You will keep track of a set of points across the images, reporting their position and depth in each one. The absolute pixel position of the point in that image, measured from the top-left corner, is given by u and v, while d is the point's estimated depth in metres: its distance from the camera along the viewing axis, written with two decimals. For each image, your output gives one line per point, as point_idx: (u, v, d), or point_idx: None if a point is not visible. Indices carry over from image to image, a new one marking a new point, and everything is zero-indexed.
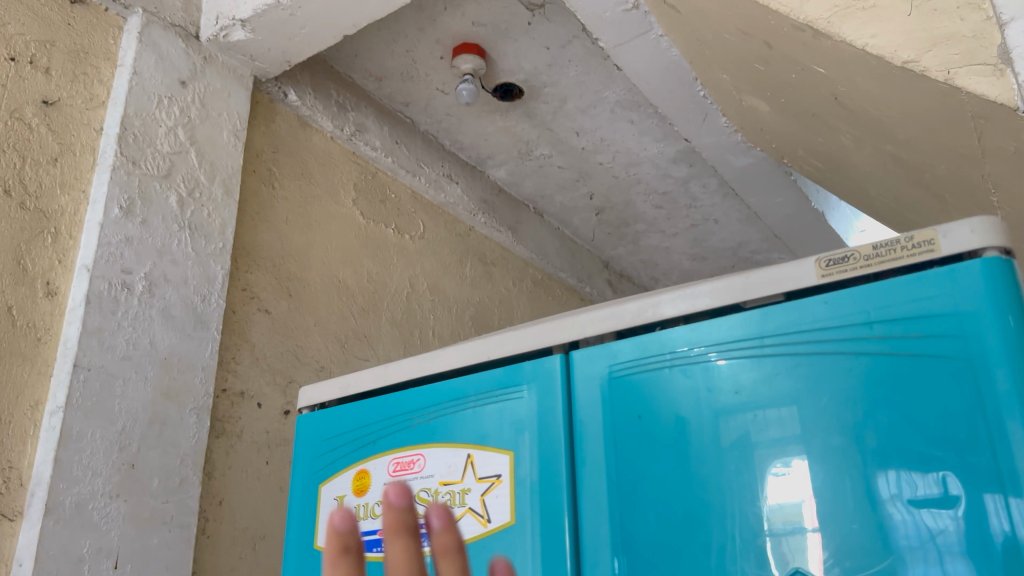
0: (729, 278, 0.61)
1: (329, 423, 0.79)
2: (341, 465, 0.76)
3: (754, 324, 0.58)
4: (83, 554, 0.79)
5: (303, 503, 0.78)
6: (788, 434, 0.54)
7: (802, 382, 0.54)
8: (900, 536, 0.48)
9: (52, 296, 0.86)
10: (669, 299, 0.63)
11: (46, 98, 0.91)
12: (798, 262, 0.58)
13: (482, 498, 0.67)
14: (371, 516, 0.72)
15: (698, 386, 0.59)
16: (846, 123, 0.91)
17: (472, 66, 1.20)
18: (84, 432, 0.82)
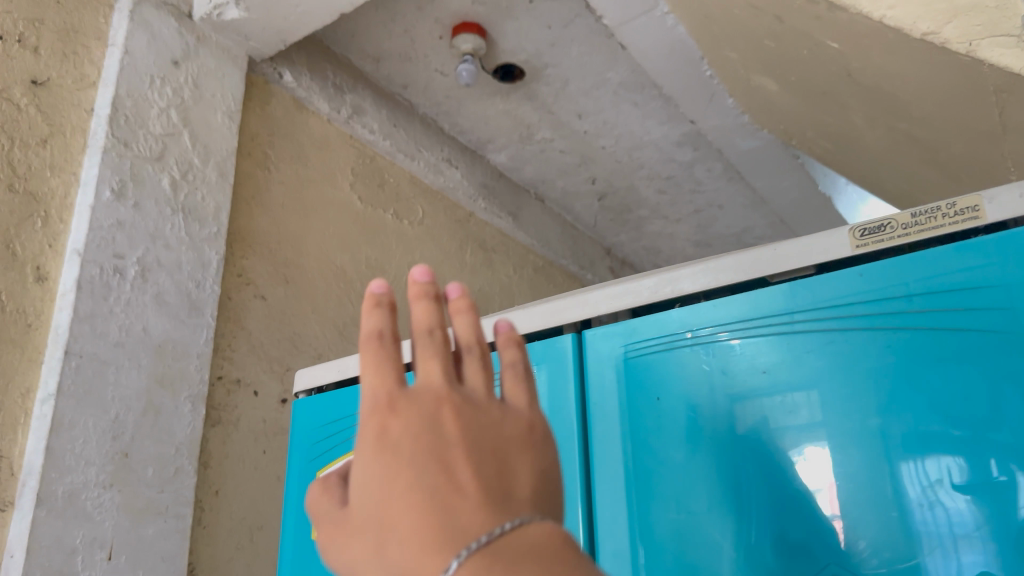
0: (754, 251, 0.58)
1: (328, 408, 0.76)
2: (338, 453, 0.73)
3: (782, 299, 0.55)
4: (77, 545, 0.77)
5: (301, 489, 0.75)
6: (815, 413, 0.52)
7: (831, 360, 0.52)
8: (919, 524, 0.46)
9: (42, 281, 0.84)
10: (690, 275, 0.61)
11: (35, 78, 0.89)
12: (829, 232, 0.55)
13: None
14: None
15: (721, 365, 0.56)
16: (859, 100, 0.89)
17: (473, 46, 1.18)
18: (77, 420, 0.80)
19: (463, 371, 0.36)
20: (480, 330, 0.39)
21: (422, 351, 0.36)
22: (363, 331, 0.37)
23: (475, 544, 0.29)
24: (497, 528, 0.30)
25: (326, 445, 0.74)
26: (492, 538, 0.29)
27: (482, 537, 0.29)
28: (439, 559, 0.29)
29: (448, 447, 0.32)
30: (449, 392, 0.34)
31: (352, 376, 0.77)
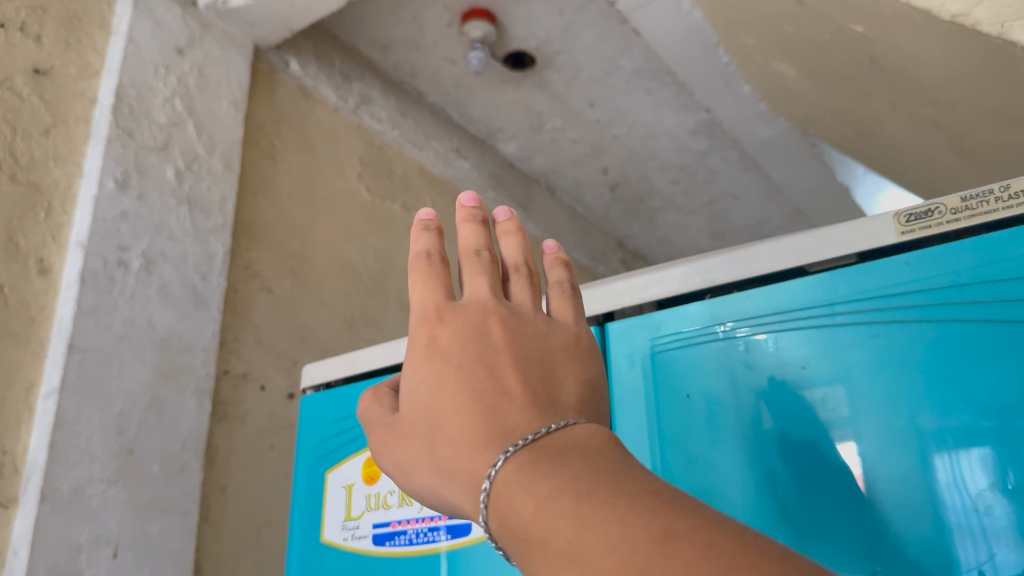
0: (790, 239, 0.56)
1: (336, 405, 0.73)
2: (348, 452, 0.71)
3: (821, 289, 0.53)
4: (81, 542, 0.76)
5: (309, 489, 0.73)
6: (856, 410, 0.49)
7: (874, 354, 0.49)
8: (962, 530, 0.43)
9: (45, 274, 0.82)
10: (721, 264, 0.58)
11: (37, 66, 0.87)
12: (873, 218, 0.52)
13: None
14: (382, 507, 0.66)
15: (754, 360, 0.54)
16: (882, 85, 0.86)
17: (483, 33, 1.15)
18: (80, 416, 0.78)
19: (501, 283, 0.47)
20: (522, 251, 0.50)
21: (464, 266, 0.47)
22: (413, 253, 0.48)
23: (519, 443, 0.34)
24: (542, 429, 0.35)
25: (335, 443, 0.72)
26: (535, 438, 0.34)
27: (527, 438, 0.34)
28: (487, 456, 0.34)
29: (495, 356, 0.39)
30: (496, 305, 0.43)
31: (361, 371, 0.74)
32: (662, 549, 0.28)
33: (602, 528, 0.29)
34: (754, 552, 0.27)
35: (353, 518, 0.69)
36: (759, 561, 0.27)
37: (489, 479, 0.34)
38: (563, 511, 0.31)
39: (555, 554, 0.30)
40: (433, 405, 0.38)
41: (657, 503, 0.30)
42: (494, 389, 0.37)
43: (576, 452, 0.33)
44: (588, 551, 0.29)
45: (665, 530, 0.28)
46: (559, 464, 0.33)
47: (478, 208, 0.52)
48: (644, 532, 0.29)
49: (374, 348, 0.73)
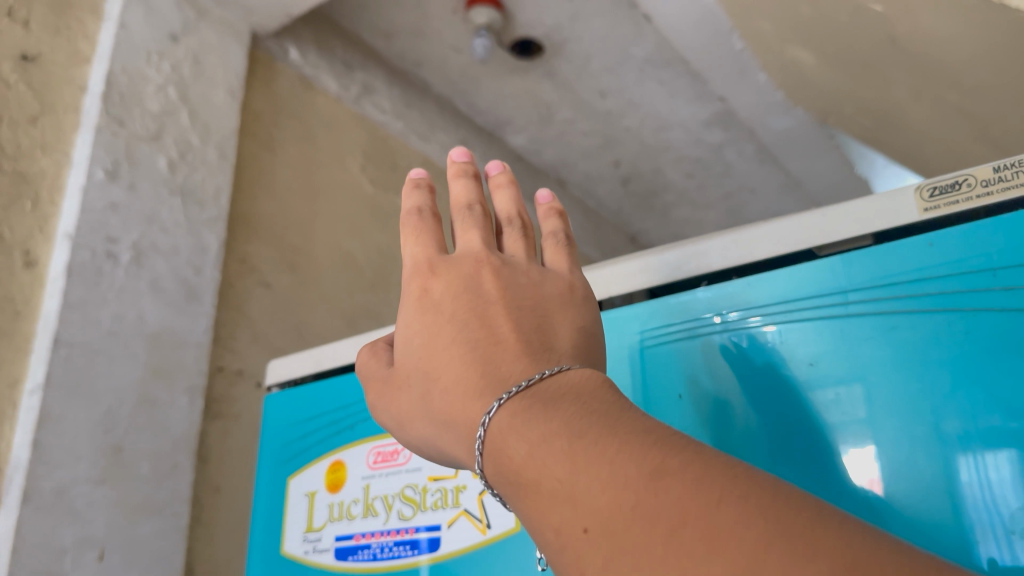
0: (797, 218, 0.50)
1: (302, 403, 0.67)
2: (312, 456, 0.65)
3: (833, 275, 0.47)
4: (66, 544, 0.73)
5: (269, 498, 0.67)
6: (873, 413, 0.43)
7: (892, 349, 0.43)
8: (987, 543, 0.38)
9: (31, 267, 0.79)
10: (719, 248, 0.53)
11: (25, 53, 0.84)
12: (891, 193, 0.47)
13: (479, 497, 0.53)
14: (346, 518, 0.61)
15: (756, 354, 0.48)
16: (903, 70, 0.82)
17: (487, 19, 1.11)
18: (66, 413, 0.75)
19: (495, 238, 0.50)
20: (518, 205, 0.53)
21: (457, 222, 0.50)
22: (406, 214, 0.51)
23: (513, 389, 0.34)
24: (535, 375, 0.35)
25: (300, 447, 0.66)
26: (530, 381, 0.34)
27: (521, 381, 0.35)
28: (481, 403, 0.35)
29: (487, 305, 0.41)
30: (488, 257, 0.45)
31: (328, 368, 0.68)
32: (650, 480, 0.27)
33: (590, 461, 0.29)
34: (743, 480, 0.27)
35: (313, 530, 0.63)
36: (747, 488, 0.26)
37: (483, 425, 0.34)
38: (555, 453, 0.30)
39: (545, 492, 0.30)
40: (428, 360, 0.40)
41: (645, 437, 0.29)
42: (486, 338, 0.38)
43: (569, 396, 0.33)
44: (577, 485, 0.29)
45: (656, 462, 0.28)
46: (551, 406, 0.32)
47: (469, 161, 0.55)
48: (631, 463, 0.28)
49: (342, 342, 0.67)
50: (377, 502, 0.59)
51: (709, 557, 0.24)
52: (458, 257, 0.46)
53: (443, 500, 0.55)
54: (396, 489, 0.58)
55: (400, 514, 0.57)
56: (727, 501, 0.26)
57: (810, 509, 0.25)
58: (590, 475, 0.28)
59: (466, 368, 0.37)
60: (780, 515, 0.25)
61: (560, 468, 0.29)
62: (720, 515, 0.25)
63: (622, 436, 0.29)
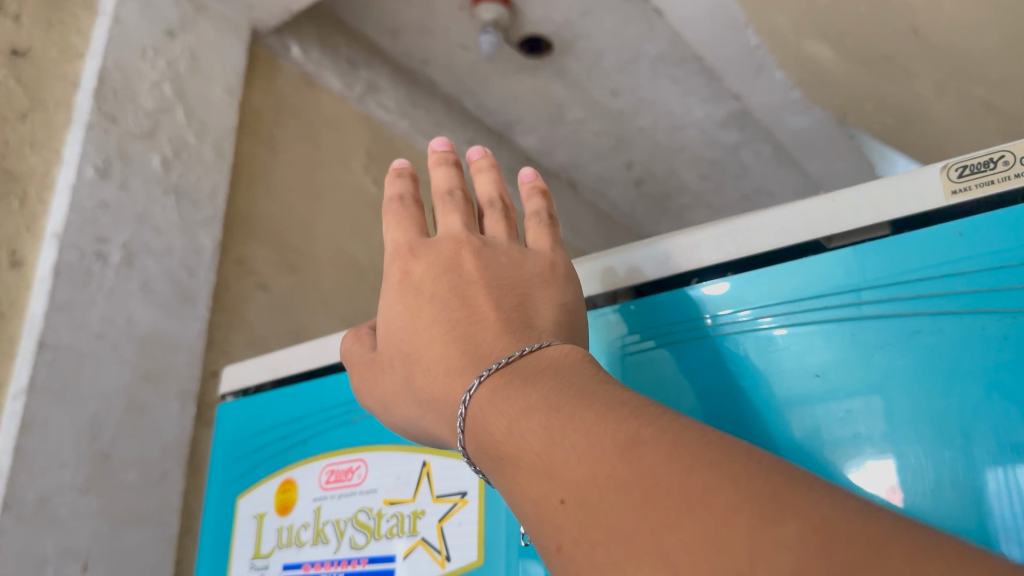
0: (801, 203, 0.44)
1: (255, 415, 0.63)
2: (262, 474, 0.60)
3: (845, 272, 0.41)
4: (47, 555, 0.70)
5: (217, 519, 0.62)
6: (890, 427, 0.38)
7: (914, 358, 0.38)
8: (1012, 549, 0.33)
9: (18, 267, 0.76)
10: (713, 240, 0.47)
11: (15, 48, 0.81)
12: (912, 173, 0.41)
13: (438, 525, 0.49)
14: (295, 544, 0.56)
15: (758, 360, 0.43)
16: (925, 63, 0.79)
17: (495, 16, 1.08)
18: (50, 419, 0.72)
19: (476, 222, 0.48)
20: (500, 187, 0.51)
21: (438, 209, 0.48)
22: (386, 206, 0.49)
23: (492, 366, 0.35)
24: (515, 352, 0.35)
25: (250, 463, 0.61)
26: (509, 357, 0.35)
27: (502, 357, 0.35)
28: (462, 380, 0.36)
29: (467, 285, 0.41)
30: (468, 237, 0.44)
31: (285, 376, 0.63)
32: (626, 450, 0.28)
33: (566, 436, 0.29)
34: (715, 447, 0.27)
35: (261, 556, 0.58)
36: (718, 454, 0.27)
37: (464, 402, 0.34)
38: (534, 428, 0.30)
39: (524, 467, 0.30)
40: (410, 338, 0.41)
41: (619, 409, 0.30)
42: (464, 314, 0.39)
43: (548, 372, 0.34)
44: (554, 459, 0.29)
45: (631, 433, 0.28)
46: (530, 383, 0.33)
47: (449, 149, 0.53)
48: (606, 435, 0.28)
49: (300, 348, 0.62)
50: (328, 528, 0.54)
51: (681, 524, 0.25)
52: (438, 239, 0.45)
53: (398, 527, 0.51)
54: (349, 513, 0.53)
55: (351, 542, 0.52)
56: (699, 470, 0.26)
57: (776, 475, 0.26)
58: (566, 447, 0.29)
59: (445, 341, 0.38)
60: (748, 480, 0.25)
61: (537, 442, 0.30)
62: (692, 482, 0.26)
63: (597, 409, 0.30)
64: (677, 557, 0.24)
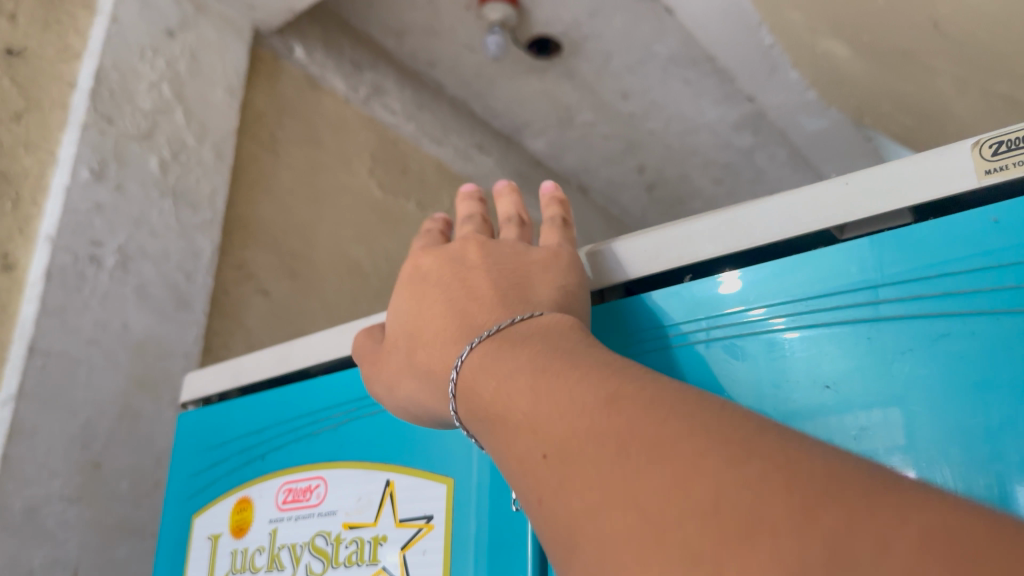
0: (809, 189, 0.40)
1: (214, 427, 0.60)
2: (219, 492, 0.57)
3: (862, 269, 0.38)
4: (34, 567, 0.67)
5: (172, 538, 0.59)
6: (910, 439, 0.34)
7: (938, 365, 0.35)
8: None
9: (9, 270, 0.74)
10: (710, 231, 0.43)
11: (10, 47, 0.80)
12: (939, 152, 0.37)
13: (401, 553, 0.46)
14: (249, 569, 0.53)
15: (764, 364, 0.39)
16: (945, 59, 0.76)
17: (502, 15, 1.06)
18: (39, 427, 0.70)
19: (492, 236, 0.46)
20: (518, 203, 0.49)
21: (457, 231, 0.47)
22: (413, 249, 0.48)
23: (485, 334, 0.34)
24: (508, 320, 0.34)
25: (206, 479, 0.59)
26: (503, 323, 0.34)
27: (494, 324, 0.34)
28: (455, 348, 0.35)
29: (469, 269, 0.39)
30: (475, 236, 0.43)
31: (248, 383, 0.62)
32: (607, 404, 0.26)
33: (551, 395, 0.28)
34: (696, 403, 0.26)
35: None
36: (696, 408, 0.25)
37: (456, 368, 0.34)
38: (521, 388, 0.30)
39: (511, 427, 0.29)
40: (414, 320, 0.39)
41: (606, 371, 0.28)
42: (464, 292, 0.38)
43: (539, 336, 0.33)
44: (539, 416, 0.28)
45: (616, 388, 0.27)
46: (524, 346, 0.32)
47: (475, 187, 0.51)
48: (590, 392, 0.27)
49: (263, 354, 0.61)
50: (284, 553, 0.51)
51: (650, 468, 0.24)
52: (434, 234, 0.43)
53: (357, 555, 0.47)
54: (306, 537, 0.50)
55: (308, 570, 0.49)
56: (676, 420, 0.25)
57: (758, 425, 0.24)
58: (552, 402, 0.28)
59: (449, 316, 0.37)
60: (719, 426, 0.24)
61: (524, 403, 0.29)
62: (669, 428, 0.25)
63: (587, 370, 0.29)
64: (644, 497, 0.23)
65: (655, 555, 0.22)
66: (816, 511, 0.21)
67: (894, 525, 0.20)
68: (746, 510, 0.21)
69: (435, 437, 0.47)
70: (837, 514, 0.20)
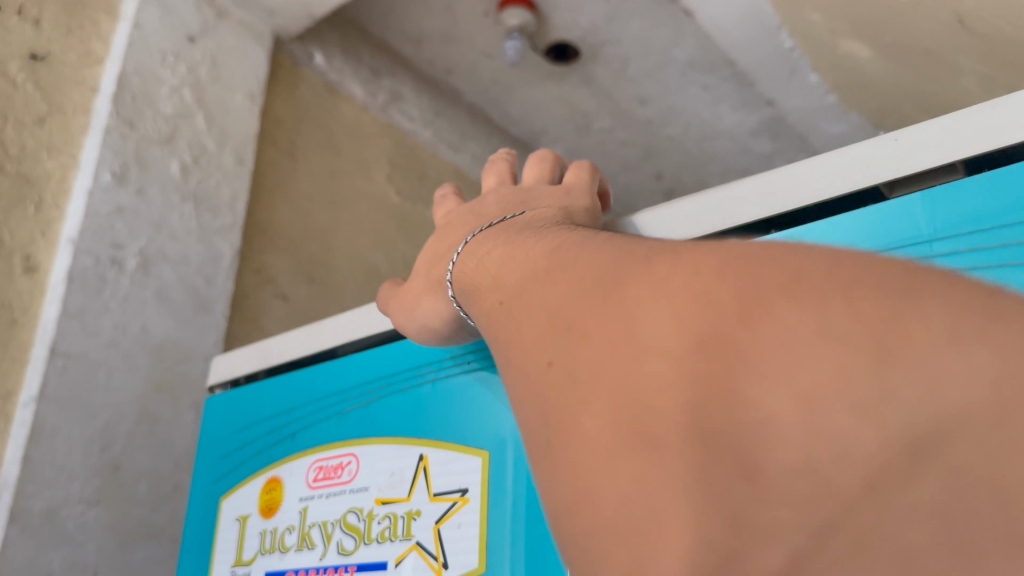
0: (854, 147, 0.39)
1: (241, 410, 0.60)
2: (246, 474, 0.57)
3: (913, 226, 0.37)
4: (52, 569, 0.67)
5: (199, 523, 0.58)
6: None
7: None
8: None
9: (32, 272, 0.74)
10: (751, 193, 0.42)
11: (34, 52, 0.80)
12: (990, 104, 0.36)
13: (435, 527, 0.45)
14: (278, 550, 0.52)
15: None
16: (971, 57, 0.78)
17: (520, 21, 1.06)
18: (59, 428, 0.70)
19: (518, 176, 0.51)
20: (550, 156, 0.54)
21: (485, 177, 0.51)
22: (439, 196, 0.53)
23: (477, 232, 0.39)
24: (502, 220, 0.40)
25: (234, 462, 0.58)
26: (495, 221, 0.40)
27: (485, 223, 0.41)
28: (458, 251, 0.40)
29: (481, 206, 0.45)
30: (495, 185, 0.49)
31: (277, 365, 0.62)
32: (547, 254, 0.31)
33: (513, 259, 0.33)
34: (607, 237, 0.30)
35: (242, 563, 0.54)
36: (607, 238, 0.30)
37: (453, 260, 0.39)
38: (492, 260, 0.34)
39: (482, 294, 0.34)
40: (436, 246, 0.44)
41: (561, 237, 0.33)
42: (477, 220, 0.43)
43: (517, 226, 0.38)
44: (497, 280, 0.33)
45: (557, 244, 0.31)
46: (504, 232, 0.37)
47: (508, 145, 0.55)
48: (539, 249, 0.32)
49: (292, 335, 0.61)
50: (315, 530, 0.50)
51: (558, 278, 0.28)
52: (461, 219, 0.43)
53: (390, 530, 0.47)
54: (338, 515, 0.50)
55: (339, 547, 0.49)
56: (589, 246, 0.29)
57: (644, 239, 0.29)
58: (512, 266, 0.32)
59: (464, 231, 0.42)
60: (616, 243, 0.29)
61: (494, 269, 0.34)
62: (579, 252, 0.29)
63: (542, 237, 0.33)
64: (549, 297, 0.28)
65: (547, 335, 0.27)
66: (656, 269, 0.25)
67: (713, 265, 0.24)
68: (613, 277, 0.26)
69: (470, 410, 0.47)
70: (668, 263, 0.25)
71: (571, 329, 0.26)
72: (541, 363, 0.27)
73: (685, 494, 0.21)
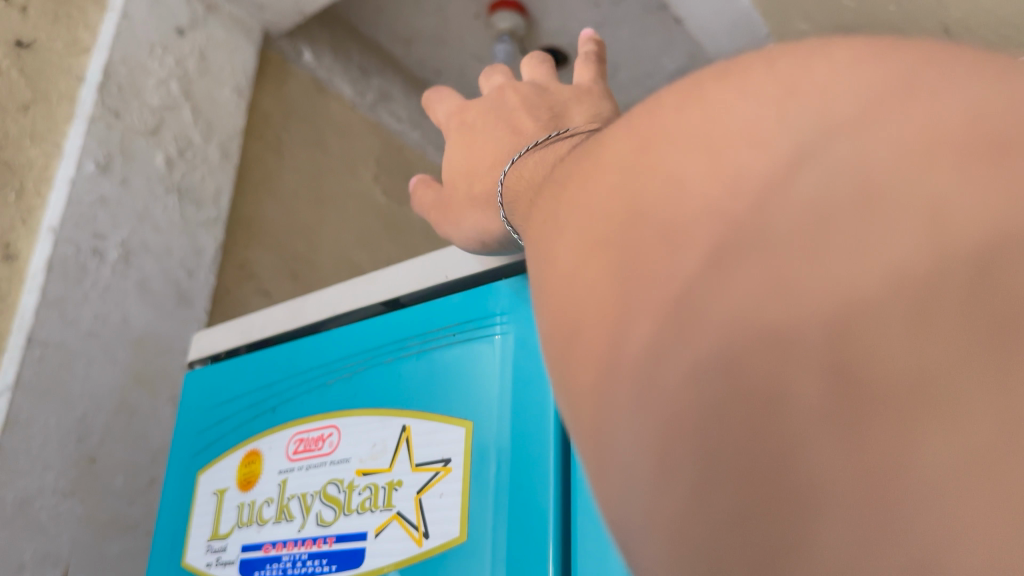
0: None
1: (221, 384, 0.60)
2: (226, 448, 0.56)
3: None
4: (24, 561, 0.66)
5: (176, 499, 0.58)
6: None
7: None
8: None
9: (10, 261, 0.73)
10: None
11: (20, 39, 0.79)
12: None
13: (417, 497, 0.45)
14: (256, 523, 0.51)
15: None
16: None
17: (510, 24, 1.08)
18: (35, 418, 0.69)
19: None
20: None
21: None
22: None
23: (529, 147, 0.36)
24: (553, 133, 0.36)
25: (214, 435, 0.58)
26: (545, 138, 0.36)
27: (535, 139, 0.36)
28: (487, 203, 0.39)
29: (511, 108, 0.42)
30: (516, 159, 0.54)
31: (259, 340, 0.61)
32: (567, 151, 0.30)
33: (543, 158, 0.33)
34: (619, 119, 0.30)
35: (219, 538, 0.53)
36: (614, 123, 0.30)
37: (503, 176, 0.36)
38: (528, 162, 0.34)
39: (520, 185, 0.33)
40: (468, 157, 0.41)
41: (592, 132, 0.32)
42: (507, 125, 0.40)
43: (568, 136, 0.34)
44: (530, 177, 0.32)
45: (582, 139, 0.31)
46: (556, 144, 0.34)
47: None
48: (567, 147, 0.31)
49: (275, 310, 0.61)
50: (294, 503, 0.50)
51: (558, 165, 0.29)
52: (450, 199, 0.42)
53: (371, 501, 0.46)
54: (318, 487, 0.49)
55: (318, 518, 0.48)
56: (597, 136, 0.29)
57: None
58: (546, 162, 0.32)
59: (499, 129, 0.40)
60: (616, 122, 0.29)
61: (530, 171, 0.33)
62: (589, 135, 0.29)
63: (574, 140, 0.33)
64: (552, 174, 0.28)
65: (536, 205, 0.27)
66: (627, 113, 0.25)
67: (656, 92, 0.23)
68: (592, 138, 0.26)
69: (457, 381, 0.46)
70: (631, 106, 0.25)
71: (553, 186, 0.26)
72: (534, 224, 0.26)
73: (611, 272, 0.19)
